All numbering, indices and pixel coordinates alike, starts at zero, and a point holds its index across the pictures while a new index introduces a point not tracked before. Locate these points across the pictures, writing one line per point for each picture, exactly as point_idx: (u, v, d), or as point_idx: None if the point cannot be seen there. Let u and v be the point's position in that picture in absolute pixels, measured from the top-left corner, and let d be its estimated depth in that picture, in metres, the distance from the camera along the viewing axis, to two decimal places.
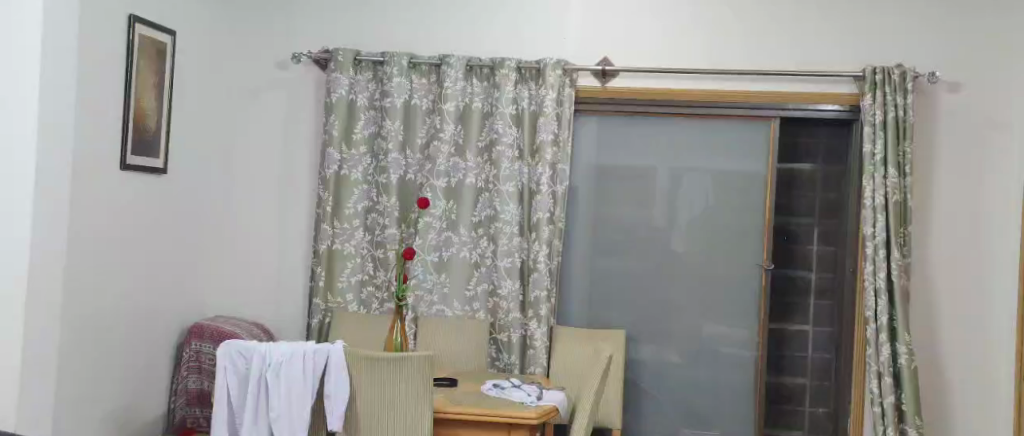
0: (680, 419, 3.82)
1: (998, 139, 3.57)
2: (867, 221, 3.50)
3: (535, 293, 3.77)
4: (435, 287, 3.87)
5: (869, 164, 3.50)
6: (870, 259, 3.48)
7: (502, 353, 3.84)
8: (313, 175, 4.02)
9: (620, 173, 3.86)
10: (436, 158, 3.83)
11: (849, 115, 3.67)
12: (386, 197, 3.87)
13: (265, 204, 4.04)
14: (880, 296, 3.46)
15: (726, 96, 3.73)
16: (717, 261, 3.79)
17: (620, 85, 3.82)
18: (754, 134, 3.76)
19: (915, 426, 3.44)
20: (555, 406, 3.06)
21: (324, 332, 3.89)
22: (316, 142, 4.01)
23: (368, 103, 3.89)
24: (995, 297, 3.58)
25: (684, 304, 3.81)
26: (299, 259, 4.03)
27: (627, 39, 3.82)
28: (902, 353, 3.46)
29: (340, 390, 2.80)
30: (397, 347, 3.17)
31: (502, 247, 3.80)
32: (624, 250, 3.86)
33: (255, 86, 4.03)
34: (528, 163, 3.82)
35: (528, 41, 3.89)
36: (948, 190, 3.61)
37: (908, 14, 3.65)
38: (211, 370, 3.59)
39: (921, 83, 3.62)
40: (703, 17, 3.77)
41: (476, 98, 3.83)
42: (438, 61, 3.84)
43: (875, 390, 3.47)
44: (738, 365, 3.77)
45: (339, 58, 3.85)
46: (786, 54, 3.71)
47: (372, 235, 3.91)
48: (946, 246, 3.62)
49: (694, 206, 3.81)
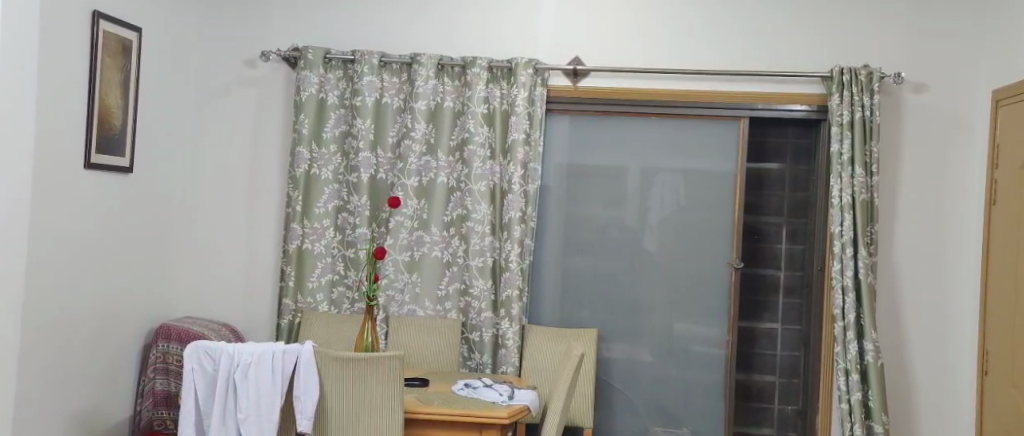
0: (651, 417, 3.84)
1: (961, 140, 3.63)
2: (834, 220, 3.54)
3: (506, 292, 3.77)
4: (406, 287, 3.86)
5: (836, 164, 3.54)
6: (837, 257, 3.53)
7: (474, 353, 3.83)
8: (282, 174, 3.98)
9: (591, 173, 3.87)
10: (408, 156, 3.82)
11: (817, 115, 3.71)
12: (356, 196, 3.84)
13: (233, 204, 4.00)
14: (847, 295, 3.50)
15: (696, 96, 3.75)
16: (687, 259, 3.81)
17: (591, 85, 3.83)
18: (724, 133, 3.78)
19: (881, 423, 3.48)
20: (527, 406, 3.06)
21: (294, 333, 3.87)
22: (286, 141, 3.97)
23: (338, 101, 3.86)
24: (959, 293, 3.64)
25: (654, 303, 3.83)
26: (268, 259, 3.99)
27: (598, 38, 3.83)
28: (868, 350, 3.50)
29: (309, 390, 2.77)
30: (368, 348, 3.16)
31: (474, 246, 3.79)
32: (596, 249, 3.87)
33: (223, 84, 3.98)
34: (499, 163, 3.81)
35: (499, 40, 3.88)
36: (913, 190, 3.67)
37: (875, 15, 3.69)
38: (178, 371, 3.54)
39: (886, 84, 3.67)
40: (674, 16, 3.79)
41: (448, 97, 3.82)
42: (409, 60, 3.82)
43: (843, 387, 3.51)
44: (708, 364, 3.80)
45: (308, 56, 3.82)
46: (755, 54, 3.75)
47: (342, 235, 3.88)
48: (912, 245, 3.67)
49: (664, 205, 3.83)
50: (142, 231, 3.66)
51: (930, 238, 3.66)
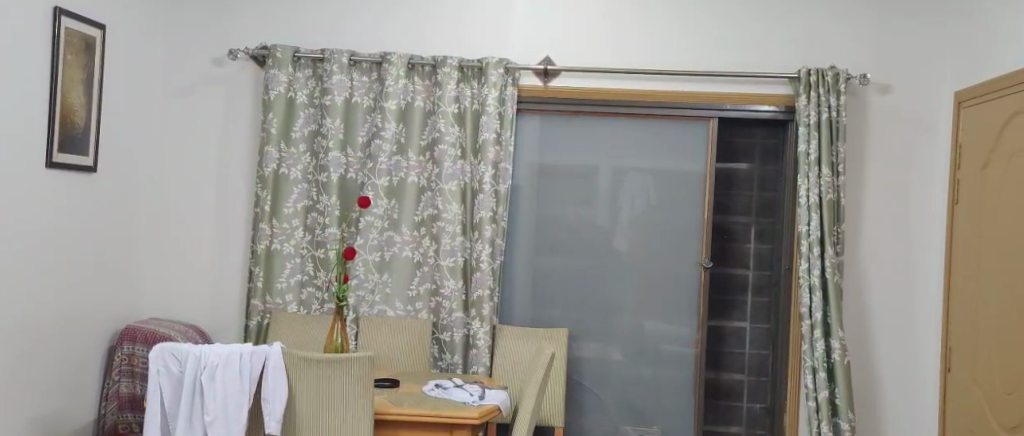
0: (621, 416, 3.85)
1: (925, 140, 3.69)
2: (802, 220, 3.58)
3: (478, 292, 3.76)
4: (377, 287, 3.84)
5: (803, 164, 3.58)
6: (805, 257, 3.57)
7: (445, 353, 3.82)
8: (250, 173, 3.94)
9: (562, 173, 3.88)
10: (378, 156, 3.80)
11: (785, 115, 3.75)
12: (325, 196, 3.81)
13: (200, 204, 3.95)
14: (814, 293, 3.55)
15: (666, 96, 3.77)
16: (658, 259, 3.83)
17: (562, 85, 3.84)
18: (693, 134, 3.81)
19: (848, 420, 3.53)
20: (498, 406, 3.06)
21: (262, 334, 3.83)
22: (254, 140, 3.93)
23: (307, 100, 3.83)
24: (923, 291, 3.70)
25: (625, 302, 3.85)
26: (236, 260, 3.95)
27: (569, 38, 3.84)
28: (836, 348, 3.54)
29: (277, 391, 2.74)
30: (337, 349, 3.14)
31: (445, 247, 3.78)
32: (567, 249, 3.87)
33: (190, 82, 3.93)
34: (470, 162, 3.80)
35: (469, 40, 3.88)
36: (879, 190, 3.72)
37: (840, 18, 3.74)
38: (144, 373, 3.49)
39: (852, 85, 3.72)
40: (643, 17, 3.81)
41: (418, 97, 3.81)
42: (379, 59, 3.80)
43: (811, 385, 3.55)
44: (678, 362, 3.82)
45: (277, 55, 3.79)
46: (724, 55, 3.78)
47: (312, 235, 3.85)
48: (877, 244, 3.72)
49: (635, 205, 3.85)
50: (107, 231, 3.60)
51: (895, 237, 3.72)
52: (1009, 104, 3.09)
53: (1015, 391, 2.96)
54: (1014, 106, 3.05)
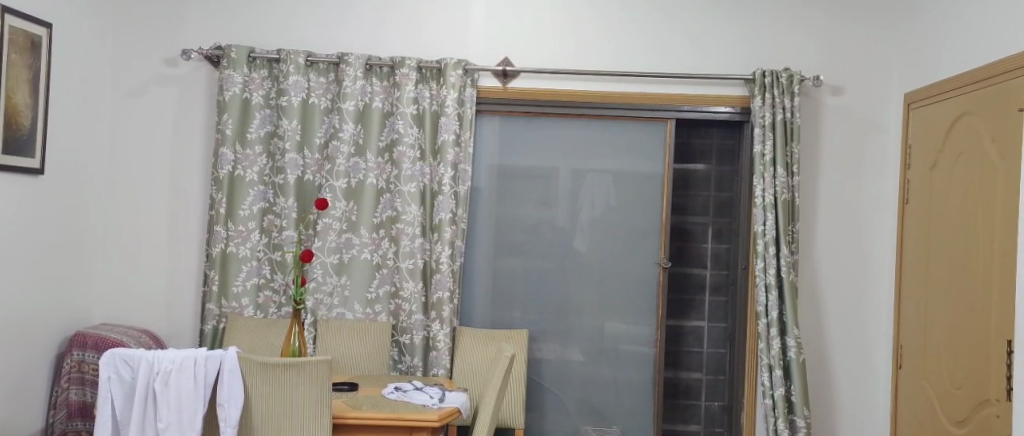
0: (581, 417, 3.87)
1: (876, 141, 3.76)
2: (757, 219, 3.62)
3: (438, 293, 3.74)
4: (335, 289, 3.80)
5: (759, 165, 3.63)
6: (761, 256, 3.61)
7: (404, 355, 3.79)
8: (205, 175, 3.87)
9: (522, 174, 3.88)
10: (336, 158, 3.76)
11: (740, 116, 3.79)
12: (282, 198, 3.77)
13: (154, 207, 3.87)
14: (770, 292, 3.60)
15: (625, 97, 3.80)
16: (617, 259, 3.85)
17: (521, 86, 3.84)
18: (651, 135, 3.84)
19: (804, 416, 3.58)
20: (458, 408, 3.05)
21: (218, 339, 3.77)
22: (208, 141, 3.87)
23: (263, 101, 3.78)
24: (874, 289, 3.77)
25: (584, 302, 3.86)
26: (190, 263, 3.88)
27: (527, 40, 3.84)
28: (791, 346, 3.60)
29: (233, 396, 2.71)
30: (294, 353, 3.10)
31: (404, 248, 3.75)
32: (526, 250, 3.88)
33: (142, 83, 3.86)
34: (429, 164, 3.78)
35: (427, 41, 3.86)
36: (832, 190, 3.78)
37: (793, 20, 3.80)
38: (94, 380, 3.41)
39: (806, 86, 3.78)
40: (601, 18, 3.83)
41: (377, 97, 3.78)
42: (337, 60, 3.76)
43: (767, 383, 3.60)
44: (637, 362, 3.84)
45: (231, 55, 3.73)
46: (681, 57, 3.81)
47: (269, 238, 3.80)
48: (831, 243, 3.79)
49: (594, 205, 3.86)
50: (55, 235, 3.52)
51: (848, 236, 3.78)
52: (958, 104, 3.17)
53: (964, 385, 3.02)
54: (963, 105, 3.13)
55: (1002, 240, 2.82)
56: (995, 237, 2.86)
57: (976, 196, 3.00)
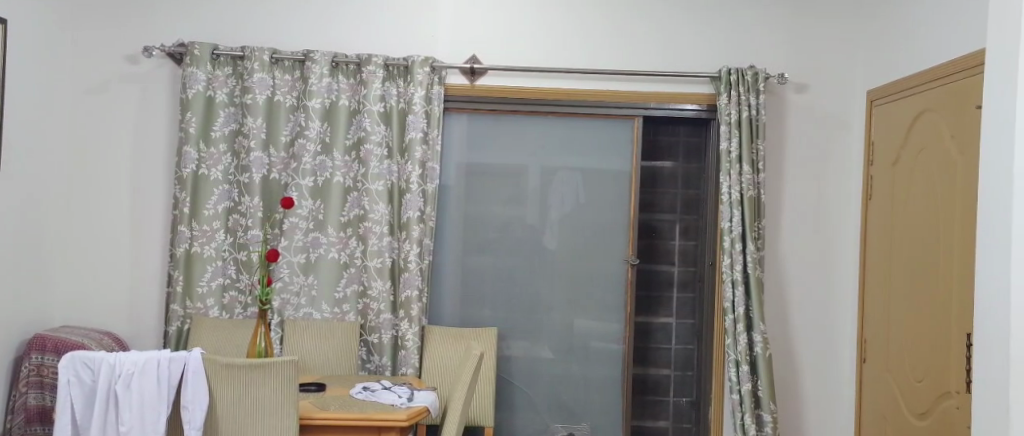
0: (551, 415, 3.87)
1: (840, 138, 3.81)
2: (724, 216, 3.65)
3: (406, 292, 3.72)
4: (302, 289, 3.77)
5: (725, 162, 3.65)
6: (727, 252, 3.64)
7: (373, 355, 3.77)
8: (168, 174, 3.81)
9: (490, 172, 3.87)
10: (302, 156, 3.73)
11: (707, 114, 3.81)
12: (247, 197, 3.72)
13: (116, 207, 3.81)
14: (737, 288, 3.63)
15: (593, 95, 3.80)
16: (586, 257, 3.86)
17: (489, 84, 3.83)
18: (619, 132, 3.85)
19: (770, 411, 3.62)
20: (427, 407, 3.04)
21: (183, 340, 3.72)
22: (171, 139, 3.81)
23: (228, 99, 3.73)
24: (838, 285, 3.82)
25: (553, 300, 3.86)
26: (154, 264, 3.82)
27: (495, 37, 3.83)
28: (758, 341, 3.63)
29: (198, 398, 2.67)
30: (261, 354, 3.07)
31: (372, 247, 3.73)
32: (495, 248, 3.87)
33: (102, 80, 3.79)
34: (397, 162, 3.76)
35: (393, 39, 3.84)
36: (798, 186, 3.82)
37: (758, 19, 3.83)
38: (54, 384, 3.35)
39: (772, 84, 3.81)
40: (568, 16, 3.83)
41: (343, 95, 3.74)
42: (302, 57, 3.73)
43: (734, 378, 3.63)
44: (607, 359, 3.85)
45: (195, 52, 3.68)
46: (648, 55, 3.82)
47: (234, 238, 3.75)
48: (796, 239, 3.82)
49: (564, 203, 3.86)
50: (14, 235, 3.45)
51: (814, 232, 3.82)
52: (919, 102, 3.21)
53: (925, 378, 3.07)
54: (923, 103, 3.18)
55: (962, 235, 2.86)
56: (955, 232, 2.91)
57: (937, 191, 3.04)
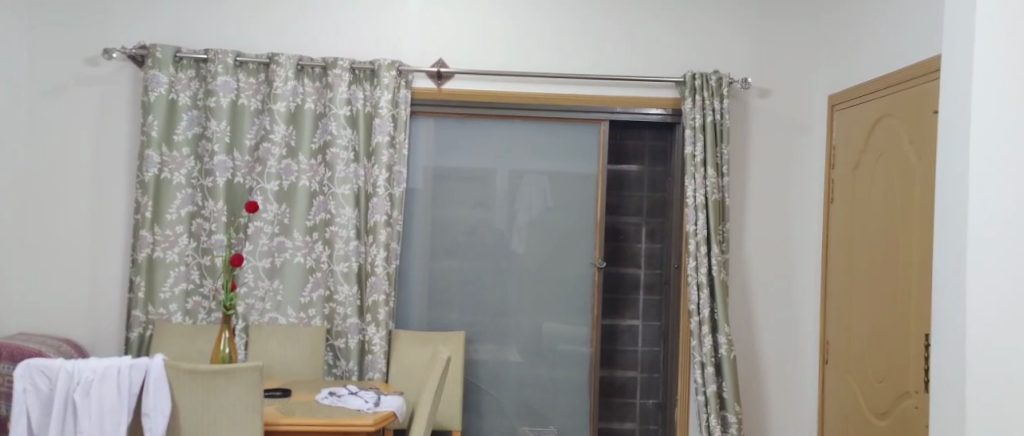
0: (519, 417, 3.87)
1: (802, 141, 3.86)
2: (690, 219, 3.68)
3: (373, 297, 3.70)
4: (267, 294, 3.73)
5: (690, 166, 3.69)
6: (692, 255, 3.67)
7: (340, 360, 3.75)
8: (129, 178, 3.76)
9: (458, 175, 3.87)
10: (267, 159, 3.70)
11: (672, 118, 3.85)
12: (211, 201, 3.68)
13: (74, 211, 3.75)
14: (702, 290, 3.66)
15: (559, 99, 3.82)
16: (554, 260, 3.87)
17: (455, 87, 3.83)
18: (586, 136, 3.87)
19: (735, 412, 3.65)
20: (394, 412, 3.02)
21: (145, 346, 3.67)
22: (132, 143, 3.76)
23: (191, 101, 3.69)
24: (801, 287, 3.87)
25: (520, 303, 3.87)
26: (115, 269, 3.76)
27: (462, 42, 3.83)
28: (723, 343, 3.66)
29: (159, 407, 2.63)
30: (224, 360, 3.04)
31: (339, 251, 3.71)
32: (463, 251, 3.87)
33: (60, 83, 3.73)
34: (364, 166, 3.74)
35: (359, 42, 3.82)
36: (761, 190, 3.87)
37: (721, 24, 3.87)
38: (9, 392, 3.30)
39: (735, 89, 3.86)
40: (534, 21, 3.84)
41: (309, 98, 3.72)
42: (267, 60, 3.70)
43: (699, 379, 3.66)
44: (574, 361, 3.87)
45: (157, 54, 3.63)
46: (614, 60, 3.85)
47: (197, 242, 3.71)
48: (759, 242, 3.87)
49: (532, 206, 3.87)
50: None
51: (777, 235, 3.87)
52: (879, 106, 3.27)
53: (885, 379, 3.12)
54: (883, 108, 3.24)
55: (920, 238, 2.91)
56: (913, 235, 2.96)
57: (896, 195, 3.10)
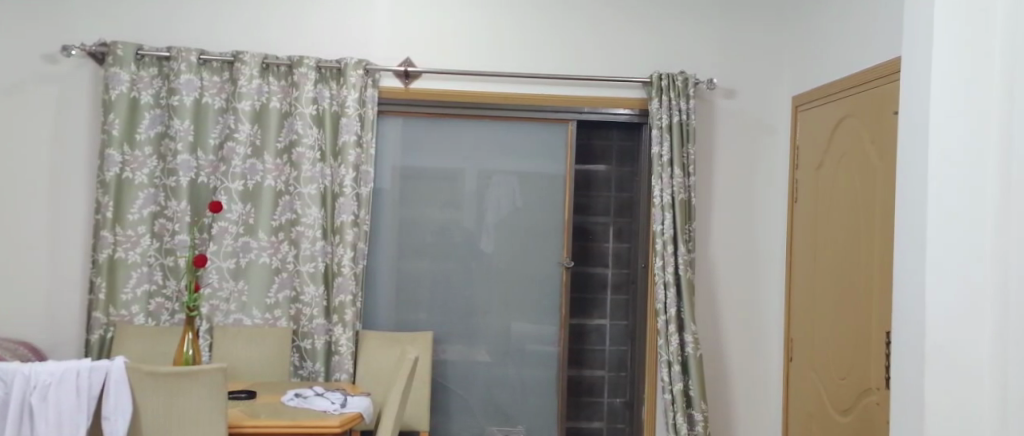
0: (487, 417, 3.87)
1: (766, 141, 3.91)
2: (656, 219, 3.70)
3: (340, 298, 3.67)
4: (232, 295, 3.69)
5: (657, 166, 3.71)
6: (659, 254, 3.70)
7: (306, 361, 3.71)
8: (89, 177, 3.69)
9: (426, 175, 3.86)
10: (231, 159, 3.65)
11: (639, 118, 3.87)
12: (174, 201, 3.64)
13: (32, 211, 3.68)
14: (669, 289, 3.68)
15: (527, 99, 3.82)
16: (522, 259, 3.87)
17: (422, 87, 3.81)
18: (554, 136, 3.87)
19: (701, 409, 3.68)
20: (361, 413, 3.00)
21: (106, 348, 3.61)
22: (93, 142, 3.70)
23: (153, 100, 3.64)
24: (766, 286, 3.91)
25: (488, 304, 3.86)
26: (75, 271, 3.69)
27: (429, 41, 3.82)
28: (689, 342, 3.69)
29: (119, 411, 2.59)
30: (188, 361, 2.99)
31: (305, 251, 3.68)
32: (431, 251, 3.86)
33: (18, 80, 3.66)
34: (330, 165, 3.71)
35: (324, 41, 3.79)
36: (727, 189, 3.91)
37: (687, 25, 3.90)
38: None
39: (701, 90, 3.89)
40: (501, 20, 3.84)
41: (274, 97, 3.69)
42: (231, 58, 3.66)
43: (666, 377, 3.68)
44: (541, 361, 3.87)
45: (118, 52, 3.58)
46: (581, 60, 3.86)
47: (160, 242, 3.66)
48: (725, 240, 3.91)
49: (500, 206, 3.87)
50: None
51: (743, 235, 3.91)
52: (842, 107, 3.32)
53: (848, 376, 3.17)
54: (845, 108, 3.28)
55: (881, 237, 2.95)
56: (875, 234, 3.00)
57: (858, 195, 3.14)
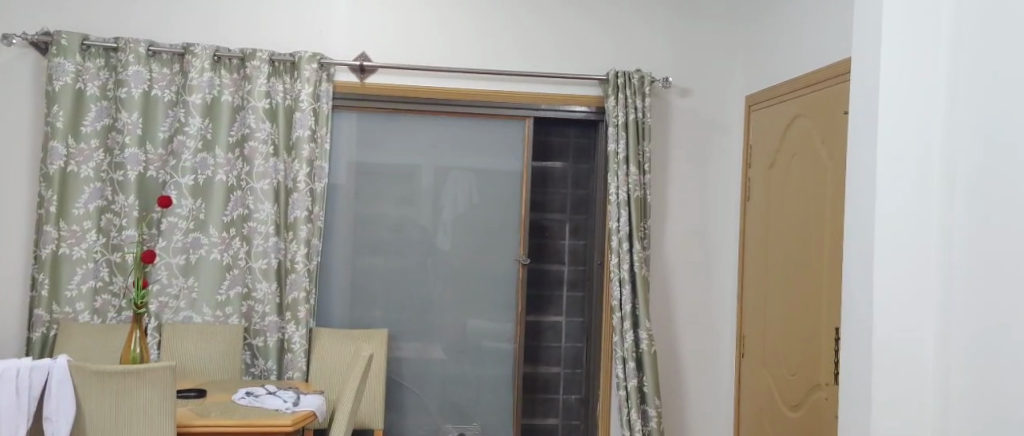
0: (442, 414, 3.85)
1: (720, 140, 3.95)
2: (612, 216, 3.72)
3: (293, 294, 3.62)
4: (182, 292, 3.61)
5: (613, 163, 3.73)
6: (615, 252, 3.71)
7: (258, 359, 3.65)
8: (32, 171, 3.59)
9: (381, 172, 3.82)
10: (180, 153, 3.58)
11: (595, 116, 3.88)
12: (121, 196, 3.55)
13: None
14: (624, 286, 3.70)
15: (483, 96, 3.81)
16: (477, 256, 3.86)
17: (378, 82, 3.78)
18: (511, 133, 3.87)
19: (655, 405, 3.71)
20: (313, 412, 2.96)
21: (49, 347, 3.51)
22: (36, 134, 3.59)
23: (99, 92, 3.55)
24: (719, 283, 3.96)
25: (443, 301, 3.84)
26: (17, 267, 3.58)
27: (385, 36, 3.78)
28: (643, 338, 3.71)
29: (61, 411, 2.52)
30: (135, 360, 2.92)
31: (257, 248, 3.63)
32: (386, 248, 3.82)
33: None
34: (283, 160, 3.65)
35: (278, 34, 3.73)
36: (682, 187, 3.94)
37: (643, 23, 3.92)
38: None
39: (657, 88, 3.92)
40: (457, 16, 3.82)
41: (225, 90, 3.62)
42: (181, 50, 3.58)
43: (621, 374, 3.70)
44: (497, 358, 3.86)
45: (62, 42, 3.48)
46: (538, 58, 3.86)
47: (107, 238, 3.56)
48: (680, 238, 3.94)
49: (456, 203, 3.85)
50: None
51: (697, 232, 3.95)
52: (793, 107, 3.36)
53: (797, 371, 3.22)
54: (796, 109, 3.33)
55: (831, 233, 3.00)
56: (824, 232, 3.05)
57: (809, 193, 3.19)
